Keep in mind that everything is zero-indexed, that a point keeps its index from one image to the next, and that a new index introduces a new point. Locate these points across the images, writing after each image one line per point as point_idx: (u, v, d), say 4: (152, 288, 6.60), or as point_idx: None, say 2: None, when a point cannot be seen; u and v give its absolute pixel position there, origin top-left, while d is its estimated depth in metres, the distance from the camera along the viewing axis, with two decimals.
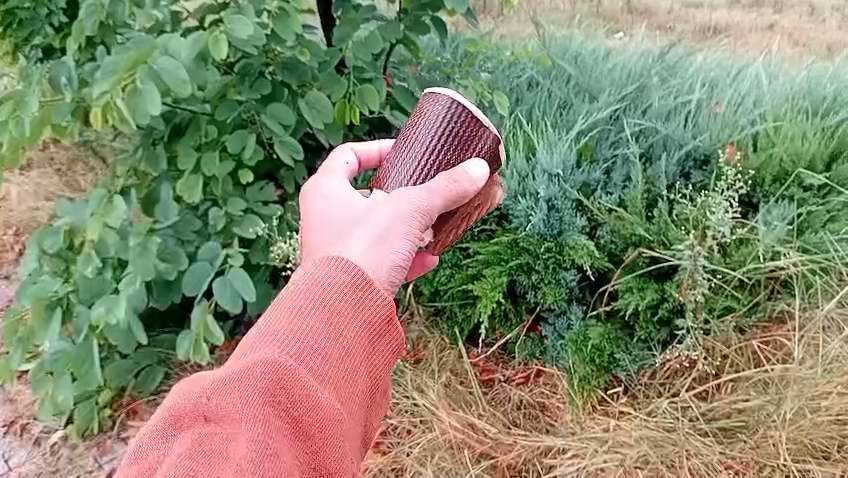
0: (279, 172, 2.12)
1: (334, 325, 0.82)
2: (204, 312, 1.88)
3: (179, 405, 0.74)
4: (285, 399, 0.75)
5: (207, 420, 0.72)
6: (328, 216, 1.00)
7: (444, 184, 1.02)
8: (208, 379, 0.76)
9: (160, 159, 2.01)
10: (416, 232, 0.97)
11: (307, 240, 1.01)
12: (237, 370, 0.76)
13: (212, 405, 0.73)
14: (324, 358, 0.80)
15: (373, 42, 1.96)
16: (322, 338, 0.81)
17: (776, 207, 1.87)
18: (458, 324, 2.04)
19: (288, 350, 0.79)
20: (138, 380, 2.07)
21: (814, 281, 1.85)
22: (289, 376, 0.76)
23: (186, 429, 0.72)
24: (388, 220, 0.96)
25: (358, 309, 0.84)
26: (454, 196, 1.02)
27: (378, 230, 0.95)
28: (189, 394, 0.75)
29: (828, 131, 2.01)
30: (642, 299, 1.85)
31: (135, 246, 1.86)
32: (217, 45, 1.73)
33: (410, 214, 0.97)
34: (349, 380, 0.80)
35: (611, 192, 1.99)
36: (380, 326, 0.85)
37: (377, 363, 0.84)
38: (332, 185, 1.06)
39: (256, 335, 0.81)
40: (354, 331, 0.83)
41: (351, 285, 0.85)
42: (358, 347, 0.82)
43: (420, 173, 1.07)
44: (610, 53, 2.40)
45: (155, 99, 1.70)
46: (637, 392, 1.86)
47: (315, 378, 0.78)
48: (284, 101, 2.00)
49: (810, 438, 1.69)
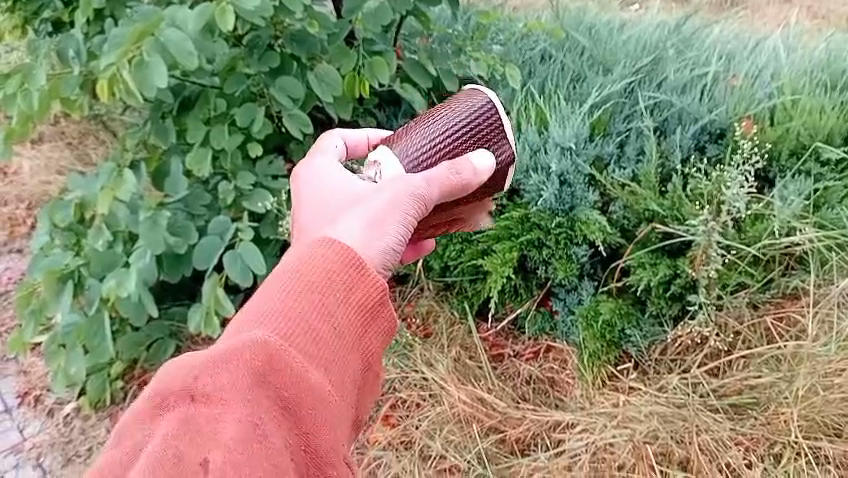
0: (289, 145, 2.10)
1: (326, 306, 0.83)
2: (215, 286, 1.88)
3: (164, 385, 0.72)
4: (276, 380, 0.74)
5: (194, 398, 0.71)
6: (321, 199, 0.99)
7: (446, 172, 1.02)
8: (195, 359, 0.75)
9: (170, 133, 2.00)
10: (411, 216, 0.97)
11: (298, 223, 0.99)
12: (226, 349, 0.75)
13: (199, 384, 0.71)
14: (315, 339, 0.80)
15: (383, 14, 1.92)
16: (314, 319, 0.81)
17: (792, 183, 1.84)
18: (467, 298, 2.03)
19: (279, 331, 0.79)
20: (149, 353, 2.08)
21: (830, 258, 1.82)
22: (280, 356, 0.76)
23: (171, 408, 0.70)
24: (384, 202, 0.96)
25: (350, 291, 0.85)
26: (454, 186, 1.03)
27: (374, 212, 0.95)
28: (175, 373, 0.73)
29: (847, 104, 1.97)
30: (654, 275, 1.84)
31: (145, 220, 1.87)
32: (224, 17, 1.71)
33: (407, 196, 0.97)
34: (340, 363, 0.81)
35: (625, 166, 1.96)
36: (372, 308, 0.86)
37: (368, 346, 0.85)
38: (325, 169, 1.05)
39: (246, 318, 0.81)
40: (347, 313, 0.84)
41: (344, 268, 0.86)
42: (349, 329, 0.83)
43: (428, 148, 1.08)
44: (625, 25, 2.37)
45: (162, 71, 1.70)
46: (647, 368, 1.85)
47: (305, 359, 0.78)
48: (293, 74, 1.96)
49: (822, 415, 1.67)
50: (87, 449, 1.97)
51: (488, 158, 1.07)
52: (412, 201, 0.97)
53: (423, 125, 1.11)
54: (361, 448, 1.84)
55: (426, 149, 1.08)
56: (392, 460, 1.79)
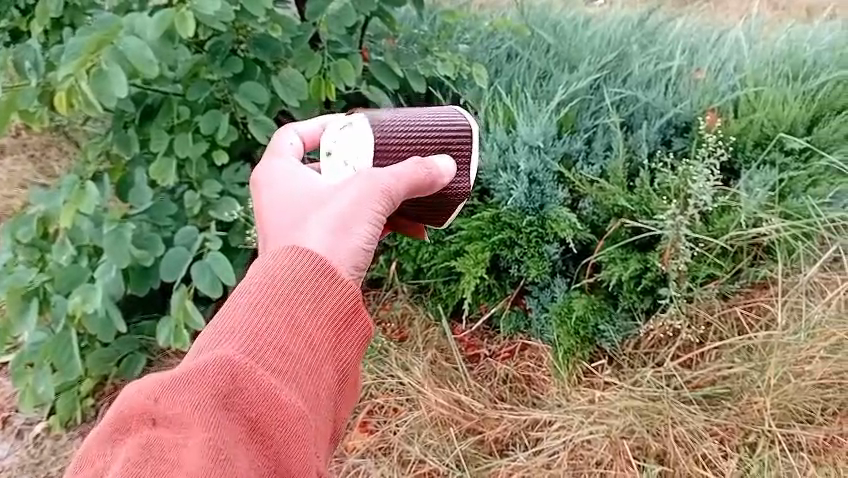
0: (256, 152, 2.07)
1: (294, 319, 0.82)
2: (183, 298, 1.85)
3: (124, 408, 0.71)
4: (241, 400, 0.74)
5: (155, 423, 0.70)
6: (285, 202, 0.96)
7: (415, 167, 0.99)
8: (157, 379, 0.74)
9: (132, 143, 1.96)
10: (378, 212, 0.94)
11: (261, 228, 0.97)
12: (189, 368, 0.75)
13: (160, 407, 0.71)
14: (283, 352, 0.80)
15: (347, 15, 1.92)
16: (281, 332, 0.81)
17: (757, 174, 1.86)
18: (442, 300, 2.02)
19: (245, 347, 0.79)
20: (120, 368, 2.04)
21: (796, 246, 1.85)
22: (246, 374, 0.76)
23: (132, 433, 0.70)
24: (350, 205, 0.92)
25: (317, 301, 0.84)
26: (423, 181, 0.99)
27: (339, 214, 0.92)
28: (136, 394, 0.73)
29: (809, 94, 1.99)
30: (625, 270, 1.84)
31: (109, 233, 1.83)
32: (184, 23, 1.68)
33: (374, 194, 0.94)
34: (311, 376, 0.80)
35: (593, 162, 1.96)
36: (345, 316, 0.85)
37: (342, 356, 0.84)
38: (287, 172, 1.01)
39: (211, 334, 0.81)
40: (317, 324, 0.83)
41: (311, 275, 0.85)
42: (319, 340, 0.82)
43: (395, 132, 1.08)
44: (589, 21, 2.38)
45: (121, 80, 1.66)
46: (621, 362, 1.86)
47: (273, 375, 0.78)
48: (257, 79, 1.94)
49: (795, 402, 1.69)
50: (59, 470, 1.94)
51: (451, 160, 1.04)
52: (378, 200, 0.94)
53: (401, 118, 1.12)
54: (339, 456, 1.82)
55: (398, 138, 1.08)
56: (370, 466, 1.78)
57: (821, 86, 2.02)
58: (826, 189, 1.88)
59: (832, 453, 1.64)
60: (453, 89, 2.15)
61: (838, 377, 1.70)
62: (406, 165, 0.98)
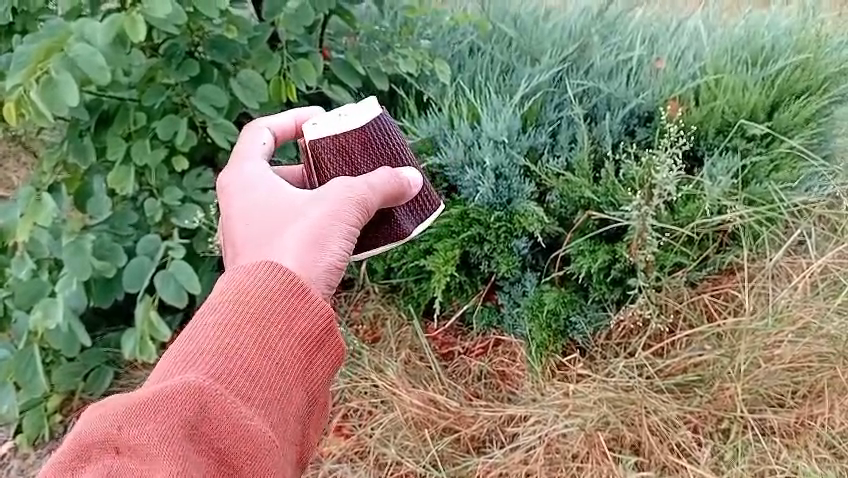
0: (217, 156, 2.02)
1: (265, 339, 0.81)
2: (148, 309, 1.81)
3: (88, 435, 0.71)
4: (210, 430, 0.74)
5: (118, 452, 0.70)
6: (259, 213, 1.00)
7: (389, 176, 1.05)
8: (121, 404, 0.73)
9: (88, 151, 1.90)
10: (350, 228, 0.98)
11: (232, 235, 1.00)
12: (156, 393, 0.74)
13: (124, 437, 0.71)
14: (255, 376, 0.79)
15: (304, 13, 1.89)
16: (251, 354, 0.80)
17: (720, 161, 1.87)
18: (414, 299, 2.01)
19: (214, 370, 0.78)
20: (86, 383, 1.99)
21: (761, 232, 1.87)
22: (214, 401, 0.75)
23: (94, 461, 0.70)
24: (326, 219, 0.97)
25: (290, 322, 0.83)
26: (393, 192, 1.06)
27: (314, 229, 0.96)
28: (99, 420, 0.72)
29: (768, 79, 2.01)
30: (594, 262, 1.84)
31: (68, 245, 1.78)
32: (135, 27, 1.64)
33: (350, 208, 0.99)
34: (282, 400, 0.79)
35: (558, 155, 1.96)
36: (317, 338, 0.84)
37: (312, 378, 0.83)
38: (261, 175, 1.06)
39: (179, 351, 0.80)
40: (289, 345, 0.82)
41: (284, 293, 0.85)
42: (291, 363, 0.82)
43: (389, 140, 1.12)
44: (550, 13, 2.37)
45: (72, 88, 1.61)
46: (594, 354, 1.87)
47: (243, 402, 0.77)
48: (215, 81, 1.90)
49: (765, 386, 1.71)
50: None
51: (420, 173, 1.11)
52: (353, 211, 0.99)
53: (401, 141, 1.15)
54: (316, 462, 1.81)
55: (385, 134, 1.12)
56: (347, 471, 1.77)
57: (781, 70, 2.02)
58: (788, 174, 1.91)
59: (803, 435, 1.66)
60: (416, 86, 2.14)
61: (806, 360, 1.71)
62: (381, 175, 1.04)
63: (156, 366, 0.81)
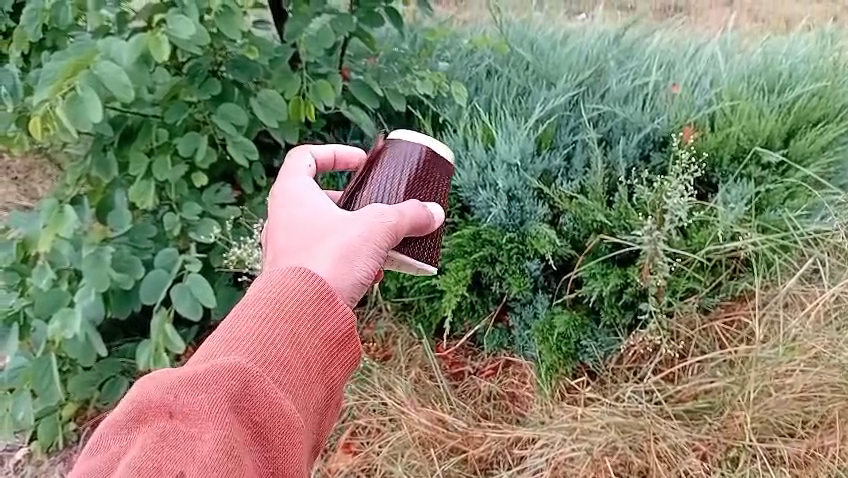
0: (236, 173, 2.06)
1: (298, 334, 0.86)
2: (163, 322, 1.84)
3: (144, 398, 0.76)
4: (249, 407, 0.78)
5: (172, 416, 0.75)
6: (295, 225, 1.04)
7: (418, 207, 1.09)
8: (173, 376, 0.78)
9: (111, 165, 1.94)
10: (377, 247, 1.02)
11: (272, 241, 1.06)
12: (204, 368, 0.79)
13: (177, 403, 0.76)
14: (288, 366, 0.84)
15: (325, 36, 1.94)
16: (287, 345, 0.85)
17: (734, 187, 1.87)
18: (425, 318, 2.02)
19: (252, 356, 0.83)
20: (101, 392, 2.02)
21: (774, 259, 1.86)
22: (255, 382, 0.80)
23: (150, 422, 0.74)
24: (356, 233, 1.01)
25: (320, 322, 0.89)
26: (419, 226, 1.09)
27: (344, 245, 1.00)
28: (154, 387, 0.77)
29: (785, 107, 2.00)
30: (606, 285, 1.85)
31: (88, 256, 1.83)
32: (159, 47, 1.69)
33: (378, 231, 1.03)
34: (311, 389, 0.85)
35: (572, 178, 1.97)
36: (342, 338, 0.90)
37: (332, 377, 0.88)
38: (300, 191, 1.10)
39: (221, 338, 0.85)
40: (319, 341, 0.88)
41: (318, 293, 0.90)
42: (320, 356, 0.87)
43: (439, 184, 1.17)
44: (568, 36, 2.37)
45: (96, 104, 1.64)
46: (604, 377, 1.87)
47: (278, 386, 0.82)
48: (236, 100, 1.95)
49: (775, 416, 1.70)
50: None
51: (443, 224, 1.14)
52: (382, 235, 1.03)
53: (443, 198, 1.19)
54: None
55: (444, 177, 1.18)
56: None
57: (798, 97, 2.01)
58: (803, 201, 1.90)
59: (812, 466, 1.65)
60: (433, 107, 2.17)
61: (818, 389, 1.70)
62: (410, 205, 1.08)
63: (199, 350, 0.86)
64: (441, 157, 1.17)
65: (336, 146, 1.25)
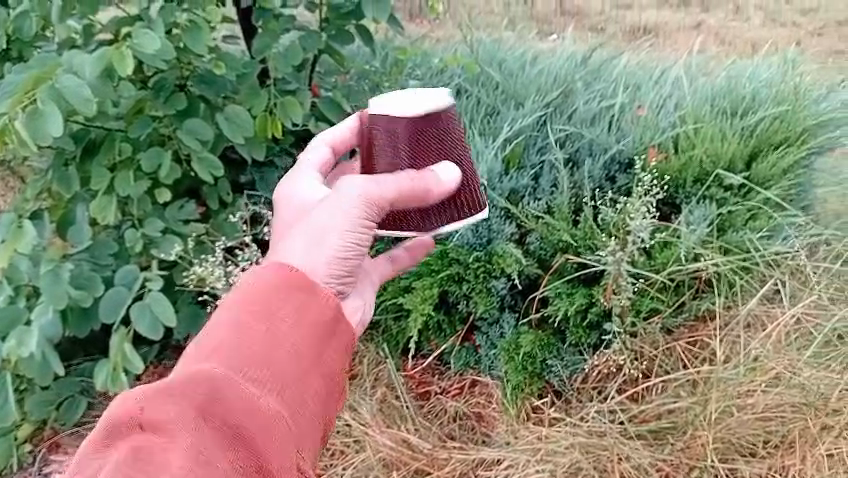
0: (202, 189, 2.03)
1: (276, 330, 0.88)
2: (122, 341, 1.81)
3: (116, 414, 0.75)
4: (227, 409, 0.78)
5: (144, 428, 0.74)
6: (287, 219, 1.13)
7: (409, 179, 1.08)
8: (144, 390, 0.78)
9: (72, 180, 1.91)
10: (355, 225, 1.05)
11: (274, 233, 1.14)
12: (177, 378, 0.79)
13: (147, 414, 0.75)
14: (269, 364, 0.86)
15: (294, 54, 1.93)
16: (266, 345, 0.87)
17: (697, 209, 1.90)
18: (392, 338, 2.01)
19: (227, 360, 0.84)
20: (59, 412, 1.96)
21: (735, 280, 1.89)
22: (229, 385, 0.81)
23: (122, 438, 0.73)
24: (330, 215, 1.05)
25: (300, 313, 0.91)
26: (422, 194, 1.09)
27: (319, 226, 1.05)
28: (126, 402, 0.77)
29: (748, 130, 2.02)
30: (571, 304, 1.85)
31: (46, 273, 1.78)
32: (123, 61, 1.67)
33: (355, 206, 1.05)
34: (297, 384, 0.87)
35: (539, 198, 1.99)
36: (327, 326, 0.92)
37: (323, 367, 0.90)
38: (298, 186, 1.18)
39: (200, 347, 0.86)
40: (300, 334, 0.90)
41: (293, 288, 0.92)
42: (303, 351, 0.89)
43: (438, 137, 1.11)
44: (537, 57, 2.28)
45: (57, 119, 1.61)
46: (570, 397, 1.87)
47: (258, 386, 0.84)
48: (202, 116, 1.91)
49: (738, 436, 1.72)
50: None
51: (456, 184, 1.10)
52: (357, 212, 1.05)
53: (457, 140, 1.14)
54: None
55: (442, 127, 1.11)
56: None
57: (759, 121, 2.03)
58: (767, 221, 1.92)
59: None
60: None
61: (779, 409, 1.72)
62: (399, 177, 1.07)
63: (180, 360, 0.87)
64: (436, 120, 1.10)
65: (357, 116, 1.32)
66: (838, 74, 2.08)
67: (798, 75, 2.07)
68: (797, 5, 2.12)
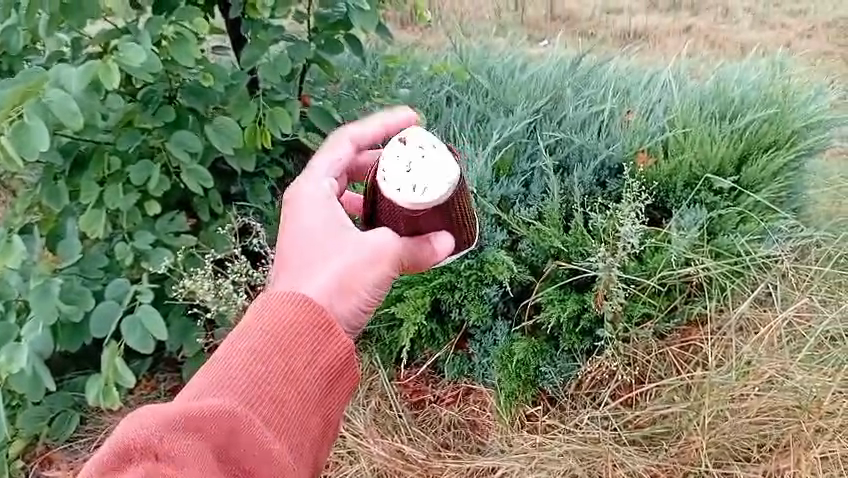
0: (192, 200, 2.03)
1: (292, 369, 0.94)
2: (113, 355, 1.79)
3: (132, 438, 0.82)
4: (236, 448, 0.86)
5: (157, 456, 0.81)
6: (304, 241, 1.07)
7: (418, 249, 1.14)
8: (160, 415, 0.85)
9: (61, 194, 1.89)
10: (378, 278, 1.07)
11: (281, 251, 1.09)
12: (193, 409, 0.86)
13: (163, 444, 0.82)
14: (280, 403, 0.92)
15: (281, 64, 1.93)
16: (280, 384, 0.93)
17: (687, 213, 1.90)
18: (385, 347, 1.99)
19: (242, 396, 0.91)
20: (52, 427, 1.96)
21: (727, 284, 1.89)
22: (242, 423, 0.88)
23: (135, 463, 0.80)
24: (359, 262, 1.06)
25: (315, 354, 0.96)
26: (424, 260, 1.15)
27: (349, 271, 1.04)
28: (142, 426, 0.83)
29: (738, 133, 2.00)
30: (563, 311, 1.85)
31: (35, 288, 1.78)
32: (109, 74, 1.67)
33: (382, 261, 1.08)
34: (302, 424, 0.93)
35: (530, 204, 2.00)
36: (337, 370, 0.98)
37: (327, 406, 0.97)
38: (315, 199, 1.11)
39: (217, 375, 0.92)
40: (313, 374, 0.96)
41: (314, 330, 0.97)
42: (312, 392, 0.95)
43: (439, 212, 1.15)
44: (528, 63, 2.25)
45: (44, 133, 1.61)
46: (563, 404, 1.88)
47: (268, 424, 0.90)
48: (190, 128, 1.91)
49: (732, 441, 1.74)
50: None
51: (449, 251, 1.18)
52: (384, 267, 1.08)
53: (458, 203, 1.18)
54: None
55: (447, 205, 1.15)
56: None
57: (749, 123, 2.01)
58: (756, 224, 1.93)
59: None
60: None
61: (773, 413, 1.74)
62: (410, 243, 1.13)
63: (193, 381, 0.93)
64: (432, 206, 1.13)
65: (384, 118, 1.24)
66: (824, 76, 2.09)
67: (787, 77, 2.05)
68: (786, 7, 2.15)
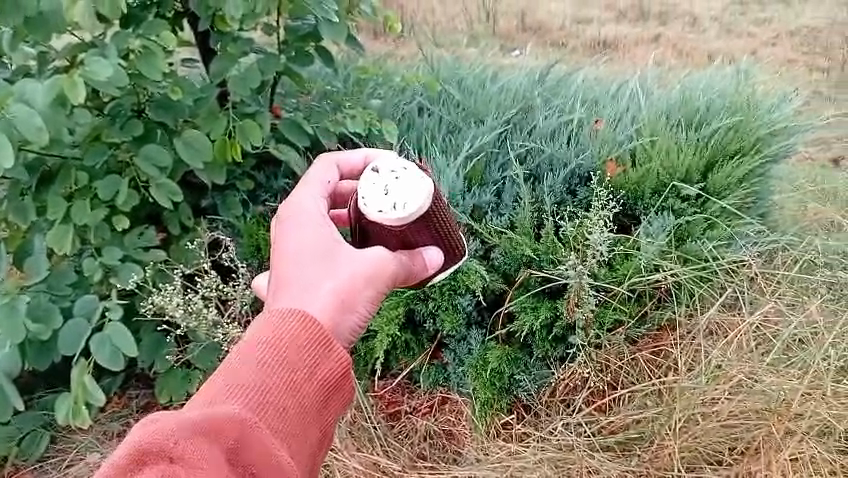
0: (163, 214, 2.02)
1: (294, 381, 0.95)
2: (83, 372, 1.76)
3: (146, 442, 0.82)
4: (246, 454, 0.87)
5: (171, 460, 0.81)
6: (301, 254, 1.06)
7: (411, 263, 1.15)
8: (173, 420, 0.85)
9: (28, 210, 1.87)
10: (374, 293, 1.08)
11: (277, 265, 1.07)
12: (204, 415, 0.87)
13: (179, 448, 0.82)
14: (285, 413, 0.93)
15: (251, 76, 1.92)
16: (284, 394, 0.94)
17: (656, 220, 1.91)
18: (360, 358, 1.98)
19: (249, 405, 0.91)
20: (21, 447, 1.93)
21: (696, 290, 1.92)
22: (251, 431, 0.89)
23: (151, 465, 0.81)
24: (358, 277, 1.06)
25: (315, 367, 0.97)
26: (418, 272, 1.16)
27: (348, 287, 1.05)
28: (156, 431, 0.84)
29: (703, 141, 2.03)
30: (537, 319, 1.87)
31: (1, 307, 1.74)
32: (74, 89, 1.64)
33: (379, 277, 1.08)
34: (304, 434, 0.94)
35: (502, 213, 2.01)
36: (336, 383, 0.99)
37: (325, 418, 0.98)
38: (310, 215, 1.11)
39: (224, 383, 0.93)
40: (313, 387, 0.96)
41: (314, 343, 0.98)
42: (314, 403, 0.96)
43: (423, 224, 1.16)
44: (499, 74, 2.26)
45: (7, 151, 1.57)
46: (537, 411, 1.91)
47: (274, 434, 0.91)
48: (159, 141, 1.91)
49: (704, 445, 1.78)
50: None
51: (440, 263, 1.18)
52: (380, 283, 1.08)
53: (442, 215, 1.19)
54: None
55: (430, 216, 1.16)
56: None
57: (715, 131, 2.04)
58: (723, 231, 1.95)
59: None
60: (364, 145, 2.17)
61: (744, 416, 1.78)
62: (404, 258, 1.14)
63: (200, 390, 0.94)
64: (414, 220, 1.13)
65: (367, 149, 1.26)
66: (789, 84, 2.12)
67: (751, 84, 2.08)
68: (752, 16, 2.16)
